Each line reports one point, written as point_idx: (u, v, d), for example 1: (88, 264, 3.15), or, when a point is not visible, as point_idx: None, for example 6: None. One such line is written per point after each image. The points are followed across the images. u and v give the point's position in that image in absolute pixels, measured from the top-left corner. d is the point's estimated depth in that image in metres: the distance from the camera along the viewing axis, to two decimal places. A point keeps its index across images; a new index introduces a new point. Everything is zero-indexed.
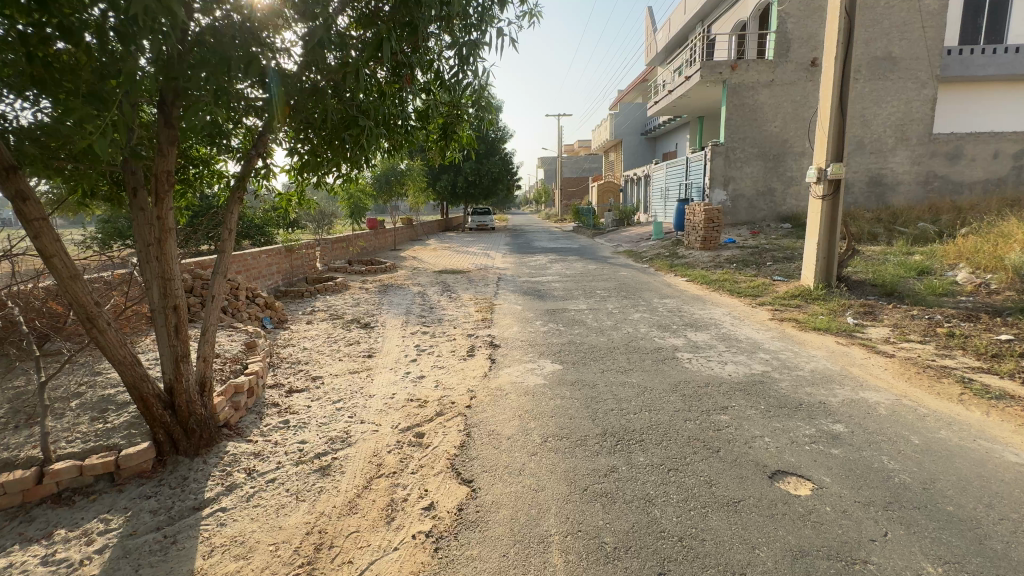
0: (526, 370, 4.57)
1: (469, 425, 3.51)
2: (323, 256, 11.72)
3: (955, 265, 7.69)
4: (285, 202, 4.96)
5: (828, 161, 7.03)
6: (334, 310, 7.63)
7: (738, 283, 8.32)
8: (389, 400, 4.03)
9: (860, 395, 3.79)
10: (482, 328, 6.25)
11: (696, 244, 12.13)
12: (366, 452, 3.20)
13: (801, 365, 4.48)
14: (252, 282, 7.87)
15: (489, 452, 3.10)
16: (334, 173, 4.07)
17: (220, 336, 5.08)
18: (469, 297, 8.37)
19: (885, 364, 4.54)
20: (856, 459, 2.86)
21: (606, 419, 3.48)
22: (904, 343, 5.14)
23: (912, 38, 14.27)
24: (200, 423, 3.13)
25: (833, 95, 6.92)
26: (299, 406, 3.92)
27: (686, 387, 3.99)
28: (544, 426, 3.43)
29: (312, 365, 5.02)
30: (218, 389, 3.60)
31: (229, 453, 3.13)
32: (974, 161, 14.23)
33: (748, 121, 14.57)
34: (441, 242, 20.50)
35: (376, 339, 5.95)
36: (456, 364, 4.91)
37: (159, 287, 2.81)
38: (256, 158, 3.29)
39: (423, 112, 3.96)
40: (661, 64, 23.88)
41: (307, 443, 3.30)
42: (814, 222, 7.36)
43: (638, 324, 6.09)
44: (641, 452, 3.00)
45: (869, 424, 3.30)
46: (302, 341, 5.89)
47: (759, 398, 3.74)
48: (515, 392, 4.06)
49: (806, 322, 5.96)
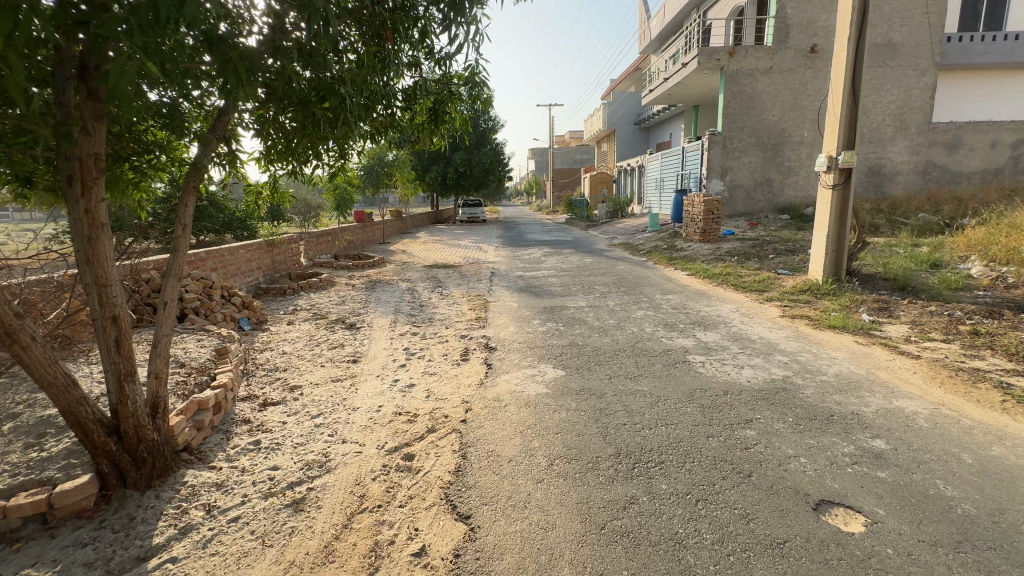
0: (525, 377, 4.18)
1: (464, 445, 3.11)
2: (307, 250, 11.20)
3: (966, 257, 7.42)
4: (256, 193, 4.49)
5: (839, 149, 6.68)
6: (318, 309, 7.17)
7: (742, 277, 7.99)
8: (374, 414, 3.62)
9: (895, 404, 3.44)
10: (476, 328, 5.86)
11: (694, 236, 11.78)
12: (347, 479, 2.78)
13: (823, 368, 4.13)
14: (229, 280, 7.36)
15: (488, 479, 2.72)
16: (311, 160, 3.61)
17: (188, 342, 4.62)
18: (462, 293, 7.96)
19: (912, 366, 4.22)
20: (908, 484, 2.51)
21: (618, 436, 3.10)
22: (927, 342, 4.83)
23: (912, 24, 13.98)
24: (152, 450, 2.69)
25: (844, 78, 6.57)
26: (273, 423, 3.49)
27: (703, 396, 3.62)
28: (549, 445, 3.04)
29: (291, 373, 4.56)
30: (178, 407, 3.16)
31: (187, 485, 2.70)
32: (974, 150, 14.02)
33: (746, 110, 14.21)
34: (431, 235, 19.98)
35: (362, 342, 5.50)
36: (449, 369, 4.51)
37: (94, 295, 2.36)
38: (214, 142, 2.82)
39: (409, 90, 3.48)
40: (656, 53, 23.43)
41: (279, 470, 2.87)
42: (823, 213, 7.02)
43: (642, 322, 5.71)
44: (663, 478, 2.62)
45: (912, 439, 2.95)
46: (282, 345, 5.44)
47: (786, 409, 3.36)
48: (514, 404, 3.66)
49: (819, 320, 5.62)
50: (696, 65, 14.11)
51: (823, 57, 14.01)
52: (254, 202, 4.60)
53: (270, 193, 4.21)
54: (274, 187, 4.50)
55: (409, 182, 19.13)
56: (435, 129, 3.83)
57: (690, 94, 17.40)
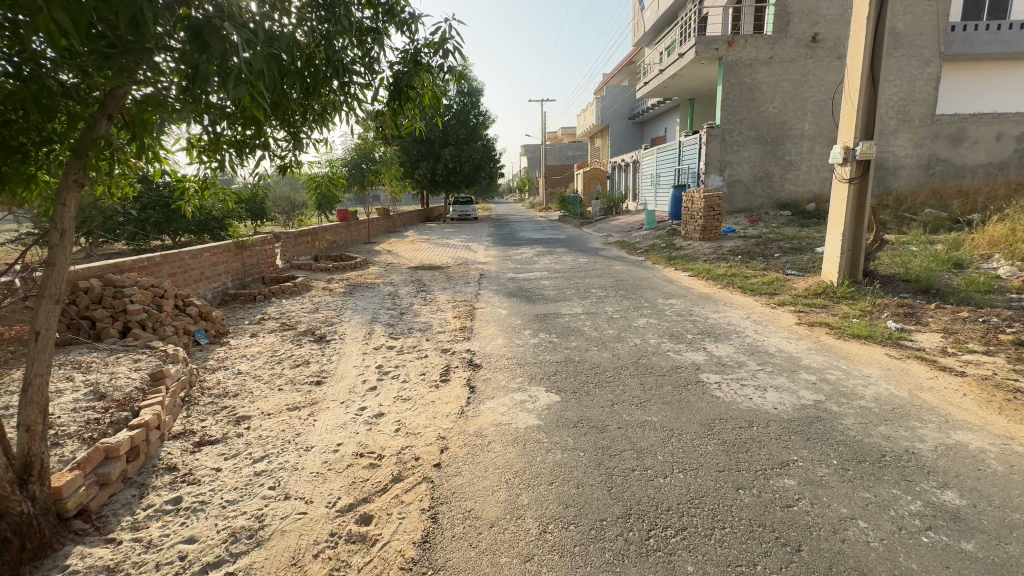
0: (513, 405, 3.56)
1: (437, 500, 2.51)
2: (284, 252, 10.50)
3: (989, 256, 6.90)
4: (186, 187, 3.78)
5: (856, 140, 6.14)
6: (288, 318, 6.52)
7: (748, 279, 7.43)
8: (330, 456, 2.99)
9: (955, 438, 2.87)
10: (459, 340, 5.23)
11: (693, 234, 11.21)
12: (281, 558, 2.16)
13: (859, 391, 3.55)
14: (188, 286, 6.69)
15: (462, 556, 2.11)
16: (253, 150, 2.98)
17: (120, 365, 3.97)
18: (446, 299, 7.31)
19: (959, 386, 3.65)
20: (1005, 562, 1.93)
21: (627, 488, 2.50)
22: (966, 354, 4.29)
23: (916, 13, 13.49)
24: (21, 526, 2.04)
25: (863, 61, 5.99)
26: (204, 471, 2.86)
27: (724, 430, 3.04)
28: (541, 502, 2.44)
29: (242, 401, 3.90)
30: (76, 458, 2.53)
31: (70, 571, 2.07)
32: (979, 144, 13.58)
33: (745, 101, 13.66)
34: (419, 234, 19.29)
35: (330, 360, 4.85)
36: (426, 394, 3.90)
37: None
38: (105, 124, 2.16)
39: (369, 60, 2.80)
40: (650, 45, 22.82)
41: (193, 546, 2.23)
42: (838, 210, 6.47)
43: (645, 332, 5.13)
44: (689, 556, 2.02)
45: (991, 492, 2.37)
46: (237, 364, 4.79)
47: (827, 448, 2.79)
48: (499, 441, 3.06)
49: (841, 328, 5.06)
50: (693, 55, 13.54)
51: (824, 47, 13.48)
52: (184, 197, 3.89)
53: (203, 189, 3.53)
54: (208, 182, 3.82)
55: (396, 179, 18.43)
56: (403, 111, 3.16)
57: (687, 87, 16.85)
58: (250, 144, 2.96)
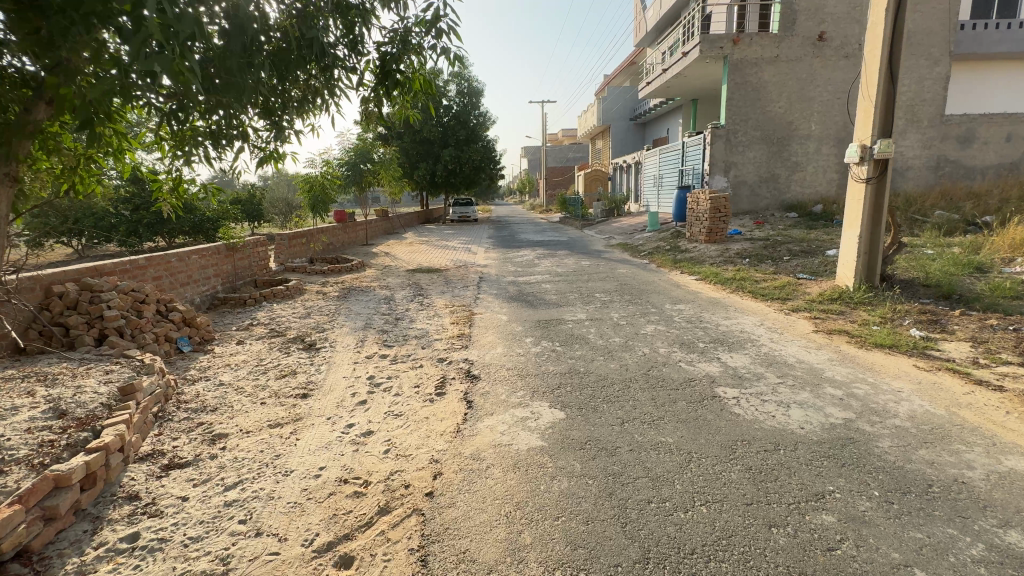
0: (514, 423, 3.26)
1: (427, 540, 2.20)
2: (278, 254, 10.20)
3: (1010, 261, 6.60)
4: (158, 183, 3.51)
5: (874, 138, 5.85)
6: (278, 323, 6.22)
7: (758, 283, 7.13)
8: (311, 483, 2.70)
9: (1005, 464, 2.58)
10: (456, 348, 4.93)
11: (699, 236, 10.90)
12: None
13: (892, 409, 3.25)
14: (174, 290, 6.40)
15: None
16: (231, 144, 2.75)
17: (90, 376, 3.67)
18: (444, 304, 7.02)
19: (999, 402, 3.34)
20: None
21: (643, 524, 2.21)
22: (1000, 366, 3.99)
23: (925, 11, 13.23)
24: None
25: (881, 54, 5.70)
26: (168, 500, 2.56)
27: (746, 453, 2.75)
28: (546, 544, 2.12)
29: (220, 416, 3.61)
30: (17, 489, 2.23)
31: None
32: (988, 145, 13.30)
33: (750, 101, 13.40)
34: (418, 236, 18.99)
35: (318, 370, 4.55)
36: (420, 408, 3.61)
37: None
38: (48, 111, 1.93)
39: (354, 41, 2.64)
40: (653, 46, 22.56)
41: None
42: (854, 210, 6.18)
43: (654, 341, 4.83)
44: None
45: None
46: (219, 374, 4.50)
47: (866, 476, 2.49)
48: (499, 466, 2.76)
49: (862, 337, 4.76)
50: (697, 54, 13.28)
51: (831, 46, 13.20)
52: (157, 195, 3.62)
53: (175, 186, 3.26)
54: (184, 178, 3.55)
55: (395, 180, 18.18)
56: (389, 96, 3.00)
57: (691, 86, 16.58)
58: (226, 136, 2.71)
